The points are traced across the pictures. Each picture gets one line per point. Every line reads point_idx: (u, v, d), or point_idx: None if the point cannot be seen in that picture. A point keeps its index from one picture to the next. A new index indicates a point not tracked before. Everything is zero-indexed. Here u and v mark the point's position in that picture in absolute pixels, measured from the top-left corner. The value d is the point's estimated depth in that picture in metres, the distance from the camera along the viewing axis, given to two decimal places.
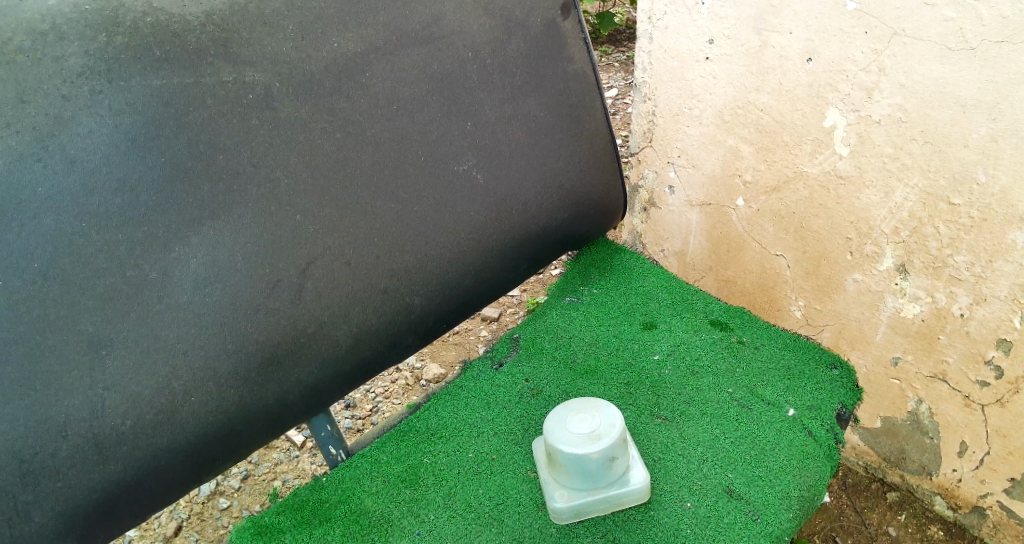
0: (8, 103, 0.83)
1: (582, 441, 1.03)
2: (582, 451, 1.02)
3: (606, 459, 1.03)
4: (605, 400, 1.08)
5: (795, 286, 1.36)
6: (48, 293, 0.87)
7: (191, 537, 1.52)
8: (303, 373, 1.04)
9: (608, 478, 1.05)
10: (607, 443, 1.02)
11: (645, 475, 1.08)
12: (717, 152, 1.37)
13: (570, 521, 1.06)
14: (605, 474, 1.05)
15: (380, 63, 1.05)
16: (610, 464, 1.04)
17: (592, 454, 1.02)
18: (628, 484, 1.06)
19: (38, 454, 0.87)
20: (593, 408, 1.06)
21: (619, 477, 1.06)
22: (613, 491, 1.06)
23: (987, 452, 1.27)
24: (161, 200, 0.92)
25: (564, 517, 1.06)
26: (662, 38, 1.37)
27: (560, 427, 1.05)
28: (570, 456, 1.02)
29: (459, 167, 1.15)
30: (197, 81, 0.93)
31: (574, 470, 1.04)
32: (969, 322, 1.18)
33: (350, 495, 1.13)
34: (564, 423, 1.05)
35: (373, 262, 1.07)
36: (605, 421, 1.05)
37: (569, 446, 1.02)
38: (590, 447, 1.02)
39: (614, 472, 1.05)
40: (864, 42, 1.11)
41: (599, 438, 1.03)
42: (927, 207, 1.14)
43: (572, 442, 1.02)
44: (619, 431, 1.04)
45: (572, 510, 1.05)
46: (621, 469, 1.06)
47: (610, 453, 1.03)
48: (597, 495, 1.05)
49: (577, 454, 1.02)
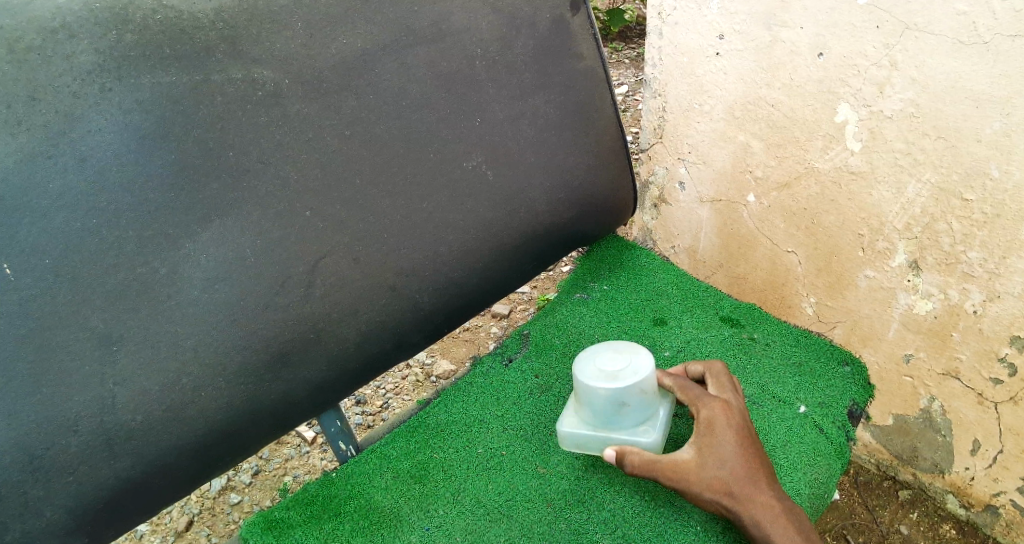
0: (20, 101, 0.84)
1: (598, 378, 1.07)
2: (592, 387, 1.06)
3: (616, 403, 1.07)
4: (648, 353, 1.09)
5: (807, 282, 1.35)
6: (58, 290, 0.87)
7: (203, 532, 1.51)
8: (312, 369, 1.04)
9: (617, 422, 1.09)
10: (619, 388, 1.05)
11: (658, 435, 1.08)
12: (728, 148, 1.36)
13: (572, 448, 1.14)
14: (614, 417, 1.08)
15: (388, 60, 1.05)
16: (621, 410, 1.07)
17: (600, 394, 1.06)
18: (636, 435, 1.08)
19: (49, 450, 0.87)
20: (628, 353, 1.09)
21: (630, 425, 1.09)
22: (618, 436, 1.09)
23: (1000, 450, 1.26)
24: (171, 197, 0.92)
25: (566, 441, 1.14)
26: (672, 34, 1.37)
27: (588, 361, 1.10)
28: (581, 388, 1.08)
29: (469, 163, 1.15)
30: (205, 78, 0.93)
31: (585, 403, 1.09)
32: (982, 319, 1.16)
33: (361, 490, 1.13)
34: (593, 359, 1.10)
35: (382, 259, 1.07)
36: (630, 369, 1.07)
37: (584, 379, 1.07)
38: (600, 387, 1.06)
39: (624, 418, 1.08)
40: (875, 37, 1.10)
41: (614, 381, 1.06)
42: (940, 203, 1.13)
43: (587, 377, 1.07)
44: (637, 382, 1.06)
45: (574, 438, 1.12)
46: (634, 418, 1.08)
47: (619, 398, 1.06)
48: (600, 434, 1.10)
49: (586, 389, 1.07)
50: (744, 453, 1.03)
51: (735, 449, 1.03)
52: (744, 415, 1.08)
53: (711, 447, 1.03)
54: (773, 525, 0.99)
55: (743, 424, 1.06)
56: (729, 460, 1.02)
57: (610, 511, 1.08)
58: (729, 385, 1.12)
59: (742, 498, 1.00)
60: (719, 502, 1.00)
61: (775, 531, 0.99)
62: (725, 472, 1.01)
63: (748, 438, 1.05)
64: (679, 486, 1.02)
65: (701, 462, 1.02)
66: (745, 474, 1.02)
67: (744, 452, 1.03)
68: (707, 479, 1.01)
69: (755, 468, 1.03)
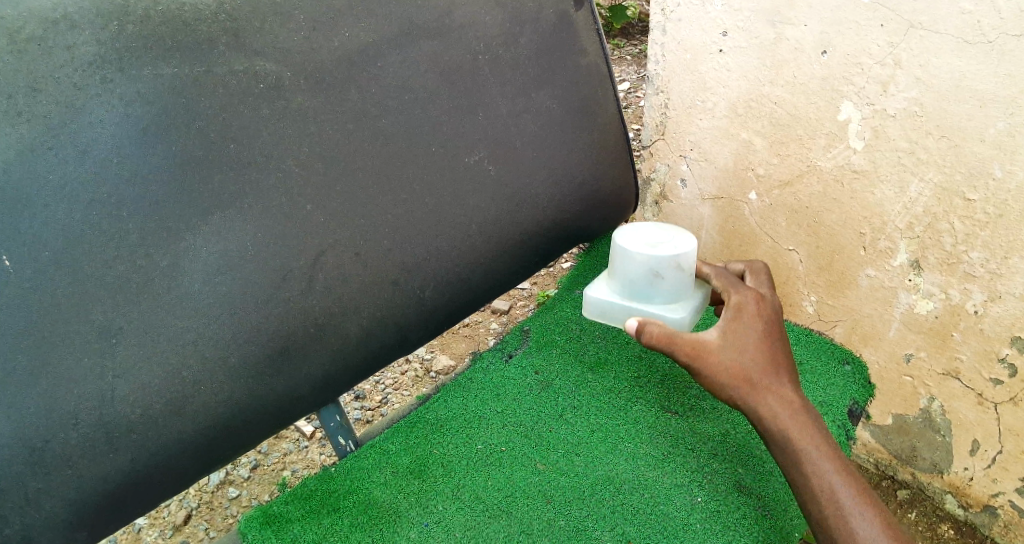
0: (20, 93, 0.84)
1: (636, 244, 1.13)
2: (629, 248, 1.13)
3: (649, 271, 1.12)
4: (692, 239, 1.15)
5: (808, 281, 1.34)
6: (58, 282, 0.86)
7: (201, 526, 1.48)
8: (314, 364, 1.04)
9: (646, 292, 1.15)
10: (656, 254, 1.11)
11: (686, 314, 1.12)
12: (730, 146, 1.36)
13: (600, 319, 1.19)
14: (645, 287, 1.14)
15: (391, 53, 1.06)
16: (652, 280, 1.13)
17: (635, 258, 1.12)
18: (662, 309, 1.14)
19: (49, 443, 0.87)
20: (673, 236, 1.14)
21: (659, 299, 1.14)
22: (647, 309, 1.14)
23: (1000, 451, 1.22)
24: (172, 190, 0.92)
25: (592, 309, 1.20)
26: (675, 30, 1.36)
27: (632, 232, 1.16)
28: (621, 254, 1.14)
29: (472, 159, 1.15)
30: (208, 70, 0.93)
31: (622, 270, 1.15)
32: (983, 320, 1.15)
33: (360, 485, 1.13)
34: (637, 232, 1.16)
35: (383, 254, 1.07)
36: (671, 245, 1.13)
37: (623, 243, 1.14)
38: (638, 251, 1.12)
39: (654, 289, 1.14)
40: (880, 35, 1.09)
41: (652, 248, 1.12)
42: (942, 203, 1.13)
43: (627, 241, 1.14)
44: (675, 255, 1.11)
45: (599, 305, 1.19)
46: (664, 292, 1.14)
47: (655, 267, 1.12)
48: (626, 302, 1.16)
49: (626, 254, 1.13)
50: (768, 345, 1.06)
51: (760, 339, 1.06)
52: (774, 312, 1.10)
53: (738, 334, 1.05)
54: (785, 416, 1.03)
55: (773, 319, 1.09)
56: (752, 349, 1.05)
57: (611, 508, 1.08)
58: (765, 284, 1.15)
59: (758, 386, 1.03)
60: (734, 386, 1.03)
61: (786, 423, 1.02)
62: (746, 359, 1.04)
63: (774, 332, 1.08)
64: (700, 366, 1.04)
65: (726, 348, 1.04)
66: (766, 365, 1.04)
67: (768, 345, 1.06)
68: (729, 366, 1.03)
69: (776, 361, 1.05)
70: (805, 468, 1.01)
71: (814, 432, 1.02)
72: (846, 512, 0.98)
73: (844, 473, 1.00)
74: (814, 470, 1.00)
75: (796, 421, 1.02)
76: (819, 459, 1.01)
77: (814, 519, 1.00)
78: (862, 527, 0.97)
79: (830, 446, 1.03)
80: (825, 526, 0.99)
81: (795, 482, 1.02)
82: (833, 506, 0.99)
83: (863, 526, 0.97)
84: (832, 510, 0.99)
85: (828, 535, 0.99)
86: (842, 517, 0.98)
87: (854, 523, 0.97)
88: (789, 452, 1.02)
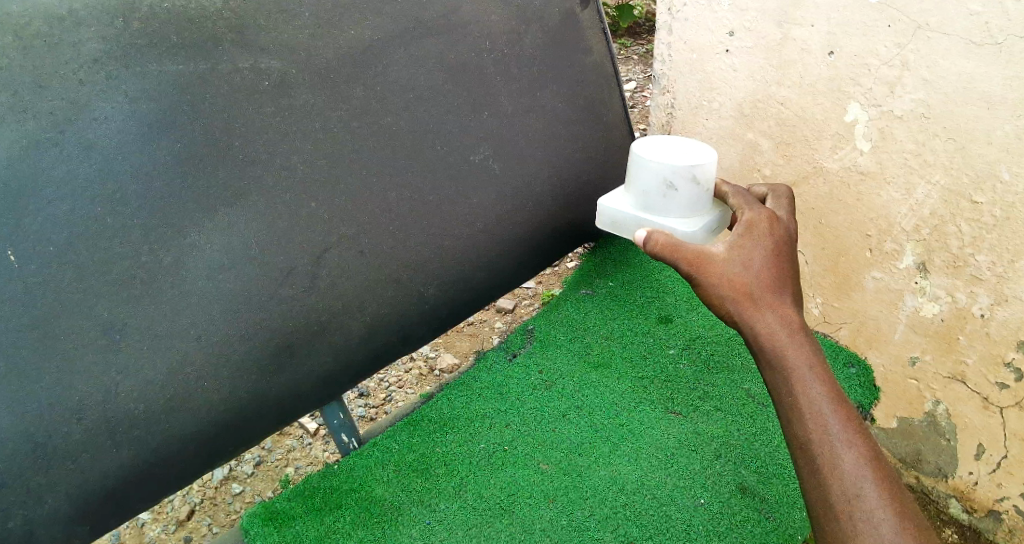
0: (25, 88, 0.84)
1: (652, 152, 1.03)
2: (643, 156, 1.03)
3: (661, 181, 1.01)
4: (715, 153, 1.03)
5: (814, 282, 1.34)
6: (63, 277, 0.87)
7: (204, 521, 1.47)
8: (316, 362, 1.04)
9: (658, 205, 1.04)
10: (669, 162, 1.00)
11: (698, 226, 1.01)
12: (736, 147, 1.36)
13: (608, 228, 1.10)
14: (656, 199, 1.03)
15: (397, 51, 1.06)
16: (664, 191, 1.02)
17: (648, 166, 1.02)
18: (672, 223, 1.03)
19: (51, 438, 0.87)
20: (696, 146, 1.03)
21: (672, 213, 1.03)
22: (656, 220, 1.04)
23: (1005, 455, 1.16)
24: (176, 186, 0.92)
25: (604, 220, 1.11)
26: (682, 30, 1.36)
27: (651, 141, 1.06)
28: (636, 157, 1.04)
29: (476, 158, 1.15)
30: (213, 67, 0.93)
31: (635, 175, 1.05)
32: (989, 324, 1.12)
33: (362, 483, 1.13)
34: (657, 142, 1.06)
35: (387, 252, 1.07)
36: (691, 156, 1.01)
37: (638, 150, 1.04)
38: (651, 158, 1.02)
39: (666, 203, 1.03)
40: (887, 36, 1.09)
41: (667, 156, 1.01)
42: (950, 206, 1.11)
43: (642, 148, 1.04)
44: (690, 165, 0.99)
45: (610, 215, 1.09)
46: (677, 206, 1.02)
47: (667, 176, 1.01)
48: (637, 213, 1.06)
49: (640, 159, 1.03)
50: (776, 261, 0.87)
51: (769, 255, 0.87)
52: (790, 236, 0.92)
53: (745, 246, 0.88)
54: (783, 336, 0.83)
55: (786, 241, 0.90)
56: (759, 262, 0.87)
57: (612, 508, 1.08)
58: (784, 211, 0.98)
59: (757, 301, 0.85)
60: (730, 300, 0.86)
61: (782, 342, 0.83)
62: (750, 272, 0.86)
63: (786, 252, 0.89)
64: (697, 276, 0.88)
65: (727, 259, 0.87)
66: (771, 282, 0.86)
67: (777, 262, 0.87)
68: (726, 279, 0.86)
69: (783, 281, 0.86)
70: (797, 394, 0.81)
71: (816, 359, 0.82)
72: (833, 450, 0.79)
73: (842, 411, 0.80)
74: (806, 400, 0.81)
75: (796, 345, 0.83)
76: (816, 391, 0.81)
77: (795, 452, 0.81)
78: (848, 469, 0.78)
79: (835, 385, 0.82)
80: (809, 463, 0.80)
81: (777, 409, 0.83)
82: (820, 442, 0.79)
83: (848, 468, 0.78)
84: (817, 445, 0.79)
85: (812, 479, 0.79)
86: (829, 454, 0.79)
87: (838, 462, 0.78)
88: (779, 374, 0.83)
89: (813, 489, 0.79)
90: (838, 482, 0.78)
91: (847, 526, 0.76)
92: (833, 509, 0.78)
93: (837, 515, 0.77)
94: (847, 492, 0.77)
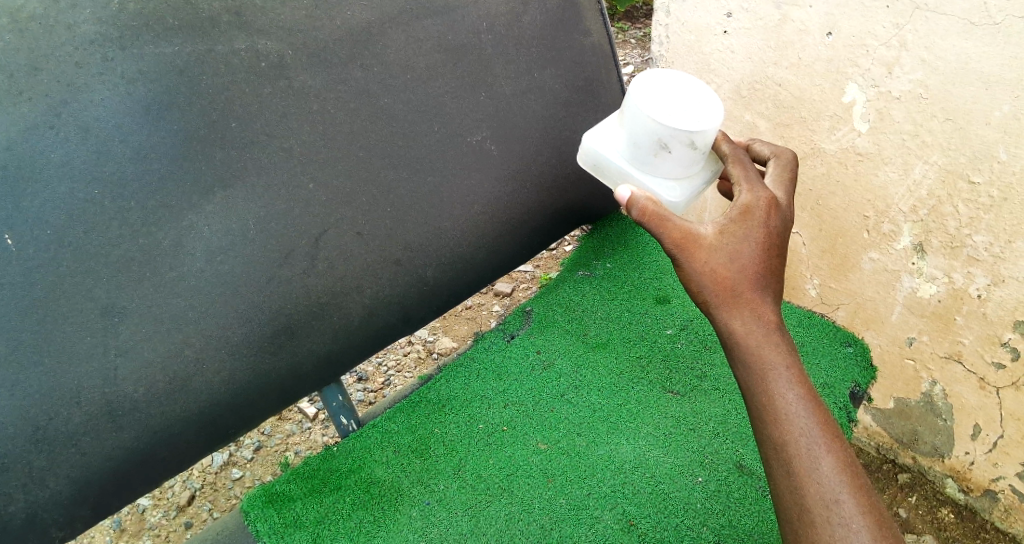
0: (22, 70, 0.83)
1: (650, 103, 0.93)
2: (640, 107, 0.93)
3: (655, 141, 0.93)
4: (720, 111, 0.94)
5: (810, 265, 1.34)
6: (62, 260, 0.87)
7: (204, 507, 1.48)
8: (315, 343, 1.03)
9: (646, 162, 0.97)
10: (668, 125, 0.91)
11: (682, 196, 0.96)
12: (734, 128, 1.36)
13: (588, 166, 1.03)
14: (646, 158, 0.96)
15: (395, 32, 1.06)
16: (656, 153, 0.95)
17: (643, 121, 0.93)
18: (659, 185, 0.97)
19: (53, 420, 0.87)
20: (704, 104, 0.94)
21: (661, 174, 0.97)
22: (639, 175, 0.98)
23: (1001, 435, 1.17)
24: (174, 168, 0.92)
25: (585, 158, 1.03)
26: (679, 11, 1.36)
27: (650, 79, 0.94)
28: (632, 104, 0.93)
29: (473, 138, 1.15)
30: (210, 49, 0.93)
31: (627, 121, 0.95)
32: (986, 304, 1.12)
33: (360, 465, 1.13)
34: (658, 84, 0.94)
35: (385, 233, 1.07)
36: (692, 116, 0.92)
37: (634, 96, 0.93)
38: (648, 113, 0.92)
39: (657, 163, 0.96)
40: (886, 16, 1.08)
41: (666, 115, 0.92)
42: (947, 186, 1.11)
43: (639, 96, 0.93)
44: (691, 132, 0.91)
45: (593, 157, 1.01)
46: (667, 170, 0.96)
47: (663, 138, 0.93)
48: (621, 164, 0.99)
49: (636, 108, 0.93)
50: (763, 254, 0.85)
51: (757, 247, 0.85)
52: (782, 225, 0.89)
53: (728, 232, 0.85)
54: (760, 335, 0.84)
55: (780, 231, 0.87)
56: (745, 255, 0.85)
57: (612, 488, 1.09)
58: (781, 192, 0.94)
59: (737, 296, 0.84)
60: (710, 290, 0.85)
61: (756, 339, 0.84)
62: (734, 264, 0.85)
63: (776, 243, 0.86)
64: (684, 257, 0.85)
65: (711, 243, 0.85)
66: (754, 277, 0.85)
67: (764, 255, 0.85)
68: (711, 267, 0.85)
69: (767, 276, 0.86)
70: (773, 393, 0.83)
71: (791, 358, 0.84)
72: (809, 450, 0.81)
73: (816, 412, 0.82)
74: (783, 401, 0.82)
75: (769, 340, 0.84)
76: (793, 391, 0.82)
77: (768, 449, 0.83)
78: (820, 470, 0.80)
79: (809, 385, 0.84)
80: (783, 463, 0.81)
81: (750, 403, 0.84)
82: (795, 443, 0.81)
83: (822, 470, 0.80)
84: (791, 445, 0.81)
85: (787, 479, 0.81)
86: (805, 457, 0.81)
87: (814, 463, 0.80)
88: (755, 372, 0.84)
89: (787, 488, 0.81)
90: (812, 485, 0.80)
91: (823, 528, 0.79)
92: (810, 512, 0.80)
93: (811, 517, 0.80)
94: (823, 495, 0.80)
